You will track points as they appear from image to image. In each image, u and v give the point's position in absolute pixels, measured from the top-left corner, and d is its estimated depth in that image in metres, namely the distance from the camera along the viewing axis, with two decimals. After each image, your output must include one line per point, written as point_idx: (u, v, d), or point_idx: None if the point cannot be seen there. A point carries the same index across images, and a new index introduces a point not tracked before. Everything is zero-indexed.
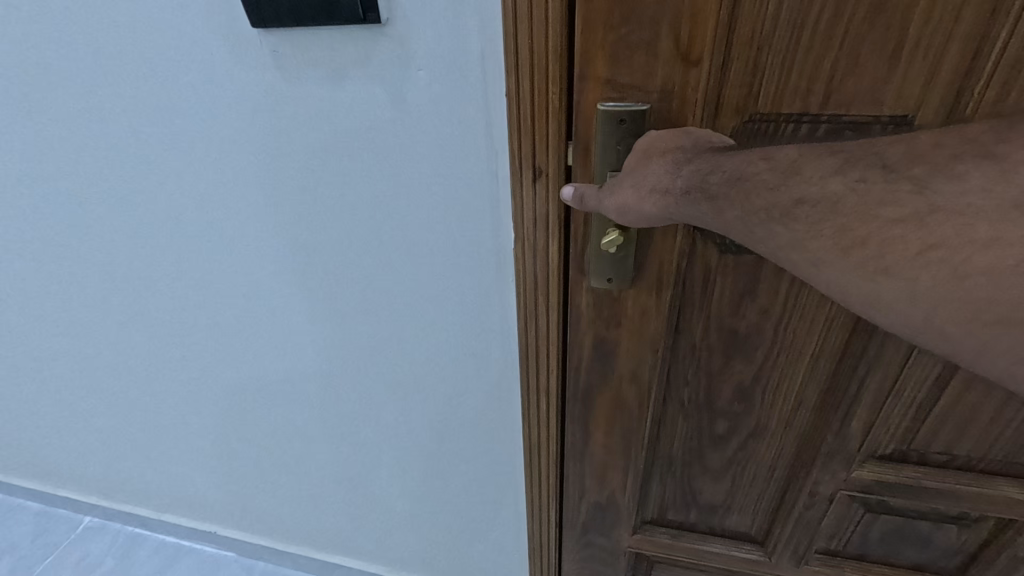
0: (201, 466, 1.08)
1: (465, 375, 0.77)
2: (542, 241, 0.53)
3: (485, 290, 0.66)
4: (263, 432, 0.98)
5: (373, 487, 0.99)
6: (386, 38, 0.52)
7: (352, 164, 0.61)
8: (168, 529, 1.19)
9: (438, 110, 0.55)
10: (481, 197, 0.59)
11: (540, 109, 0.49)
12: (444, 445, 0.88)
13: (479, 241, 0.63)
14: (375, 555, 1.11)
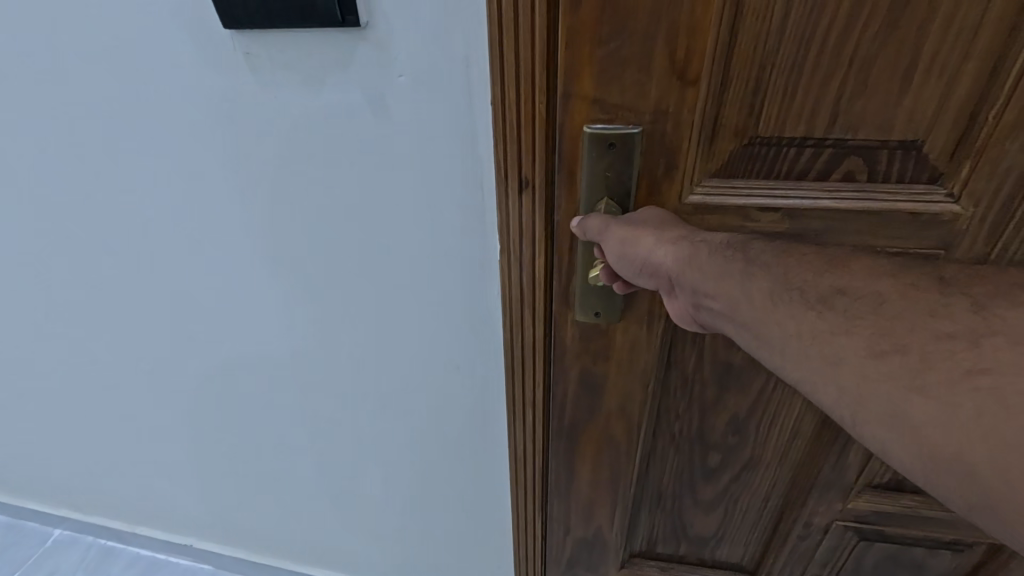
0: (176, 480, 1.04)
1: (449, 393, 0.74)
2: (526, 262, 0.50)
3: (470, 309, 0.63)
4: (241, 449, 0.95)
5: (355, 502, 0.97)
6: (366, 42, 0.48)
7: (329, 176, 0.57)
8: (143, 542, 1.16)
9: (420, 118, 0.51)
10: (465, 212, 0.56)
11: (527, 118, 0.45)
12: (429, 463, 0.85)
13: (463, 259, 0.60)
14: (358, 567, 1.09)
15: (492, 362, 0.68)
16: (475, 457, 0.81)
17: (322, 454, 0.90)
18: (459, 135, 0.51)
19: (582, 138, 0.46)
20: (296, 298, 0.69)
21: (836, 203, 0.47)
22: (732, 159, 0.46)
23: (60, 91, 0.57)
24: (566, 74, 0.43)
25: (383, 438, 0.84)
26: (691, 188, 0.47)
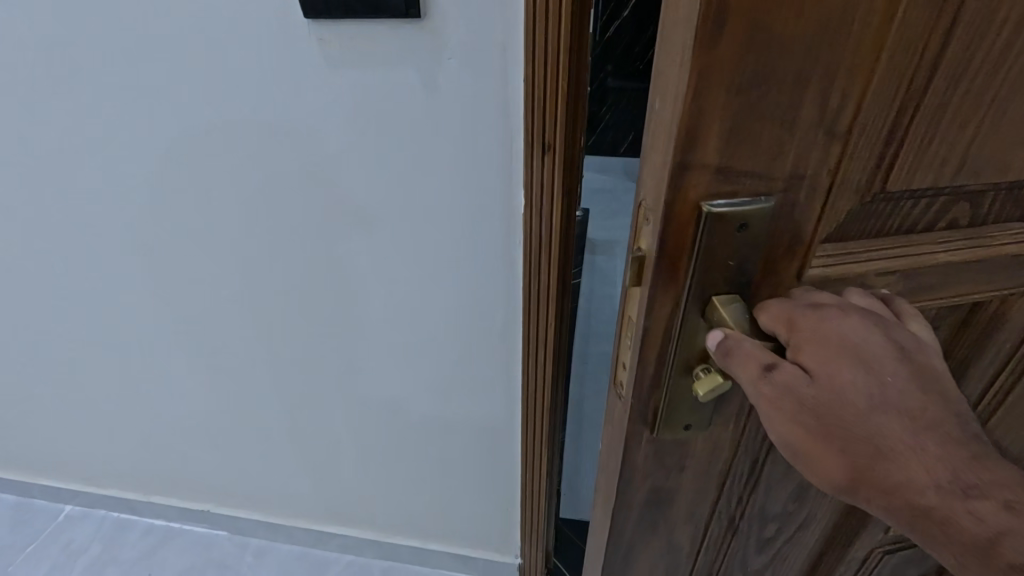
0: (192, 451, 1.07)
1: (467, 348, 0.77)
2: (547, 211, 0.58)
3: (495, 264, 0.67)
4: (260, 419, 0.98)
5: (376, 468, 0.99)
6: (427, 33, 0.52)
7: (364, 136, 0.60)
8: (156, 511, 1.18)
9: (467, 98, 0.55)
10: (491, 173, 0.59)
11: (550, 97, 0.50)
12: (448, 424, 0.88)
13: (486, 217, 0.63)
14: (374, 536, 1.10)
15: (511, 314, 0.72)
16: (487, 415, 0.85)
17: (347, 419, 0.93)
18: (492, 105, 0.55)
19: (695, 221, 0.32)
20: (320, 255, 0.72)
21: (955, 256, 0.38)
22: (847, 219, 0.35)
23: (126, 77, 0.62)
24: (687, 130, 0.30)
25: (404, 403, 0.87)
26: (809, 260, 0.36)
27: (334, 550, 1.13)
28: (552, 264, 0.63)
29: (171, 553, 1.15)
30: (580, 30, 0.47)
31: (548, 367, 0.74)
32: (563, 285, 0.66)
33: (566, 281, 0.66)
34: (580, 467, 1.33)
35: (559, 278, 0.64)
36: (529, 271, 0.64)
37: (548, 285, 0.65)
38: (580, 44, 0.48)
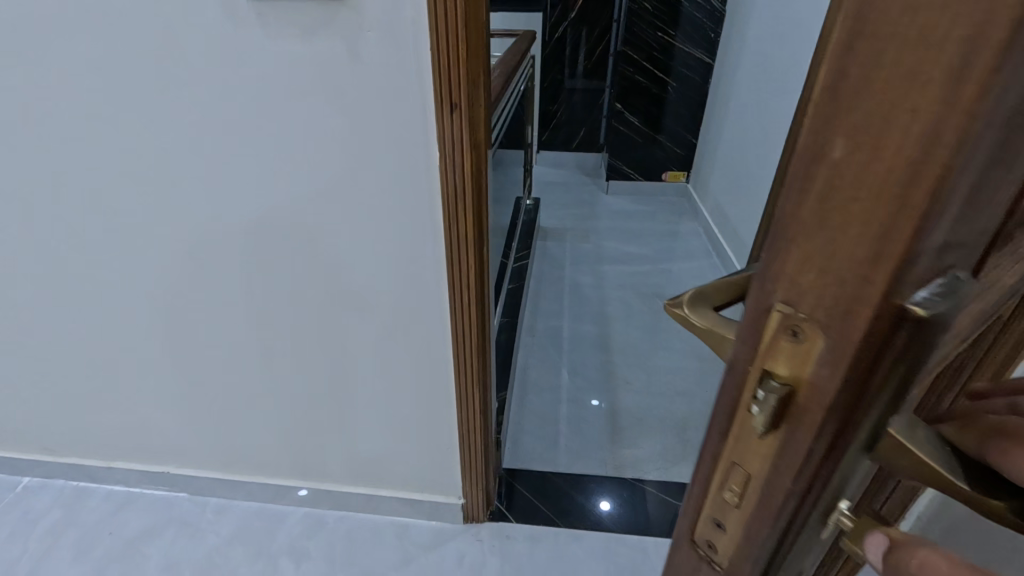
0: (151, 416, 1.12)
1: (402, 300, 0.87)
2: (461, 162, 0.70)
3: (419, 215, 0.77)
4: (214, 380, 1.04)
5: (325, 420, 1.07)
6: (346, 8, 0.62)
7: (301, 102, 0.69)
8: (116, 477, 1.23)
9: (386, 65, 0.65)
10: (414, 134, 0.69)
11: (454, 62, 0.63)
12: (390, 373, 0.97)
13: (411, 175, 0.73)
14: (327, 486, 1.18)
15: (437, 267, 0.82)
16: (424, 363, 0.95)
17: (297, 374, 1.01)
18: (409, 75, 0.65)
19: (902, 342, 0.21)
20: (265, 215, 0.80)
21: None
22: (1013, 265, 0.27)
23: (79, 52, 0.69)
24: (947, 194, 0.18)
25: (345, 353, 0.96)
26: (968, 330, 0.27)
27: (292, 504, 1.22)
28: (470, 210, 0.75)
29: (132, 514, 1.21)
30: (472, 8, 0.61)
31: (473, 309, 0.85)
32: (481, 229, 0.78)
33: (483, 225, 0.78)
34: (523, 424, 1.45)
35: (476, 223, 0.76)
36: (451, 219, 0.75)
37: (467, 231, 0.77)
38: (473, 20, 0.61)
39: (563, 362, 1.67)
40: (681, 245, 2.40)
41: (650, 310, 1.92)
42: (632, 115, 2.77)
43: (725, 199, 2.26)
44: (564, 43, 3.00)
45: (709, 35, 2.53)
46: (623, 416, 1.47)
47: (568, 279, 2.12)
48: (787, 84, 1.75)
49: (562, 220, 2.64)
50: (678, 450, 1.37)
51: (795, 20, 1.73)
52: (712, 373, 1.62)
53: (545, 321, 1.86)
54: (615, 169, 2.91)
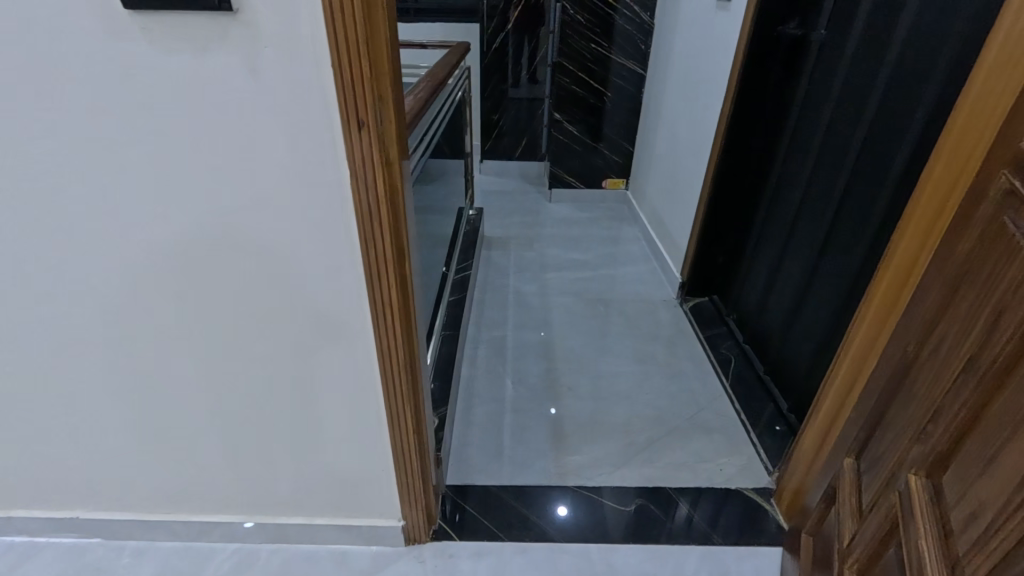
0: (53, 460, 1.03)
1: (322, 320, 0.83)
2: (372, 178, 0.68)
3: (333, 234, 0.74)
4: (125, 416, 0.97)
5: (251, 450, 1.02)
6: (238, 23, 0.59)
7: (198, 118, 0.65)
8: (17, 527, 1.12)
9: (283, 81, 0.62)
10: (322, 149, 0.67)
11: (358, 78, 0.62)
12: (317, 397, 0.94)
13: (322, 191, 0.70)
14: (257, 518, 1.12)
15: (357, 286, 0.79)
16: (351, 383, 0.92)
17: (216, 404, 0.95)
18: (311, 90, 0.63)
19: None
20: (170, 240, 0.76)
21: None
22: None
23: None
24: None
25: (266, 380, 0.92)
26: None
27: (220, 540, 1.14)
28: (386, 226, 0.73)
29: (37, 566, 1.10)
30: (373, 24, 0.60)
31: (398, 326, 0.83)
32: (400, 245, 0.77)
33: (401, 241, 0.77)
34: (467, 437, 1.43)
35: (394, 239, 0.75)
36: (367, 235, 0.73)
37: (386, 247, 0.75)
38: (374, 35, 0.60)
39: (507, 373, 1.66)
40: (621, 250, 2.46)
41: (592, 316, 1.95)
42: (572, 124, 2.82)
43: (661, 205, 2.34)
44: (504, 53, 3.02)
45: (641, 47, 2.61)
46: (567, 423, 1.48)
47: (512, 288, 2.13)
48: (711, 95, 1.83)
49: (506, 229, 2.65)
50: (620, 454, 1.39)
51: (716, 34, 1.81)
52: (652, 375, 1.66)
53: (489, 331, 1.86)
54: (557, 176, 2.96)
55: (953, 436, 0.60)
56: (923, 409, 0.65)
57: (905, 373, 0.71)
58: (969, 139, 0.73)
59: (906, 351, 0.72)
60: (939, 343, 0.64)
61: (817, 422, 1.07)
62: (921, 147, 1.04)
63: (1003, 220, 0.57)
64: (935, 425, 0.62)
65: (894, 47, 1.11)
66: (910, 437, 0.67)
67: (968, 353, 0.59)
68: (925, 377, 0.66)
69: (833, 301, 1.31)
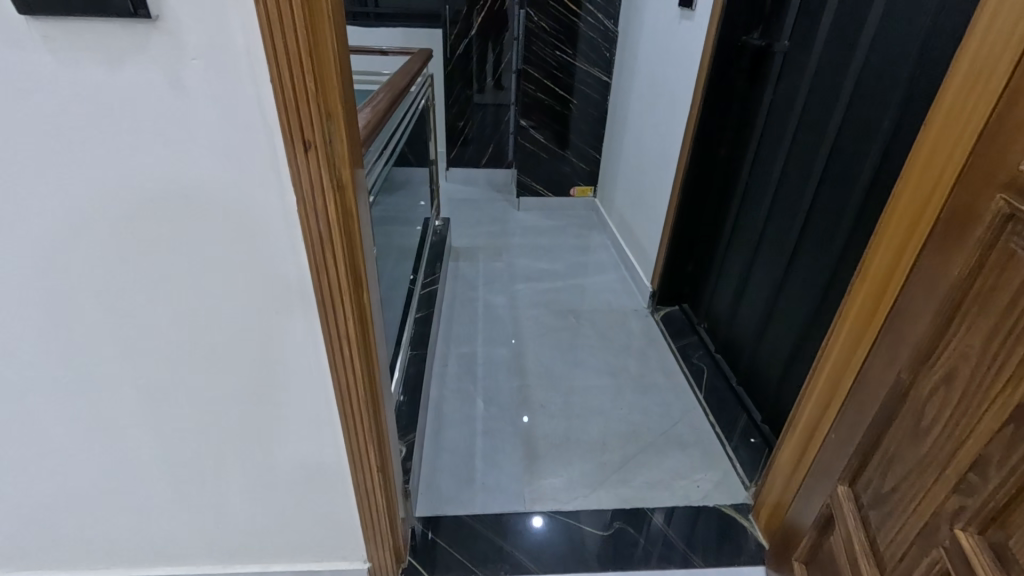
0: None
1: (272, 355, 0.76)
2: (322, 203, 0.62)
3: (279, 264, 0.67)
4: (46, 471, 0.86)
5: (196, 497, 0.93)
6: (158, 33, 0.52)
7: (116, 138, 0.57)
8: None
9: (213, 98, 0.55)
10: (264, 172, 0.60)
11: (303, 93, 0.55)
12: (269, 436, 0.86)
13: (266, 217, 0.63)
14: (205, 568, 1.02)
15: (310, 319, 0.72)
16: (306, 421, 0.84)
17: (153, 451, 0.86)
18: (248, 107, 0.56)
19: None
20: (91, 275, 0.67)
21: None
22: None
23: None
24: None
25: (210, 421, 0.83)
26: None
27: None
28: (341, 255, 0.66)
29: None
30: (317, 35, 0.53)
31: (357, 361, 0.76)
32: (358, 274, 0.71)
33: (359, 269, 0.71)
34: (437, 463, 1.36)
35: (350, 269, 0.68)
36: (320, 264, 0.66)
37: (342, 278, 0.68)
38: (319, 46, 0.54)
39: (477, 391, 1.60)
40: (590, 259, 2.43)
41: (563, 329, 1.92)
42: (538, 131, 2.79)
43: (629, 212, 2.33)
44: (468, 59, 2.97)
45: (605, 54, 2.61)
46: (540, 443, 1.44)
47: (480, 300, 2.07)
48: (677, 104, 1.83)
49: (474, 239, 2.60)
50: (596, 474, 1.35)
51: (680, 44, 1.81)
52: (625, 389, 1.64)
53: (459, 348, 1.79)
54: (524, 184, 2.93)
55: (1004, 488, 0.53)
56: (951, 451, 0.59)
57: (906, 407, 0.66)
58: (940, 155, 0.72)
59: (902, 382, 0.68)
60: (950, 377, 0.60)
61: (794, 439, 1.06)
62: (886, 159, 1.04)
63: (1013, 246, 0.54)
64: (981, 477, 0.55)
65: (857, 58, 1.11)
66: (937, 484, 0.61)
67: (1008, 394, 0.53)
68: (937, 412, 0.62)
69: (803, 312, 1.30)
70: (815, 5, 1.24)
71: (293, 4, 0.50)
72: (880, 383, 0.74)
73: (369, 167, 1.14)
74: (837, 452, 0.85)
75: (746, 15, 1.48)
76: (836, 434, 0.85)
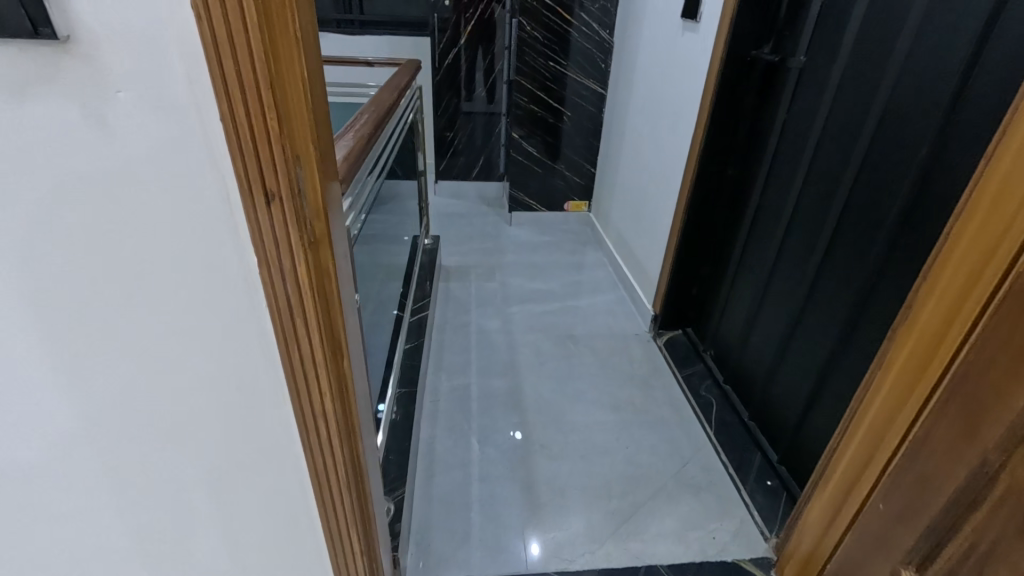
0: None
1: (232, 440, 0.62)
2: (290, 267, 0.50)
3: (244, 337, 0.54)
4: None
5: None
6: (72, 58, 0.40)
7: (18, 191, 0.44)
8: None
9: (152, 141, 0.43)
10: (216, 227, 0.48)
11: (262, 134, 0.43)
12: (239, 534, 0.71)
13: (222, 280, 0.51)
14: None
15: (279, 397, 0.60)
16: (278, 514, 0.71)
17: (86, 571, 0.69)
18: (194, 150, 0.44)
19: None
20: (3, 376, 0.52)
21: None
22: None
23: None
24: None
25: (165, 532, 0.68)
26: None
27: None
28: (315, 322, 0.54)
29: None
30: (279, 60, 0.42)
31: (336, 437, 0.64)
32: (337, 338, 0.59)
33: (338, 332, 0.59)
34: (429, 517, 1.24)
35: (324, 336, 0.56)
36: (288, 334, 0.54)
37: (317, 348, 0.56)
38: (282, 75, 0.42)
39: (472, 430, 1.48)
40: (587, 279, 2.33)
41: (563, 356, 1.81)
42: (531, 144, 2.69)
43: (628, 230, 2.24)
44: (458, 68, 2.86)
45: (600, 65, 2.52)
46: (542, 489, 1.32)
47: (473, 325, 1.96)
48: (681, 119, 1.74)
49: (465, 257, 2.48)
50: (603, 527, 1.24)
51: (683, 56, 1.72)
52: (630, 425, 1.52)
53: (451, 380, 1.67)
54: (517, 199, 2.82)
55: None
56: None
57: (1001, 497, 0.58)
58: (1011, 197, 0.62)
59: (990, 463, 0.59)
60: None
61: (827, 497, 0.96)
62: (926, 187, 0.95)
63: None
64: None
65: (889, 76, 1.02)
66: None
67: None
68: None
69: (825, 347, 1.21)
70: (836, 19, 1.15)
71: (248, 22, 0.39)
72: (955, 462, 0.65)
73: (354, 194, 1.02)
74: (898, 529, 0.75)
75: (757, 28, 1.39)
76: (895, 510, 0.76)
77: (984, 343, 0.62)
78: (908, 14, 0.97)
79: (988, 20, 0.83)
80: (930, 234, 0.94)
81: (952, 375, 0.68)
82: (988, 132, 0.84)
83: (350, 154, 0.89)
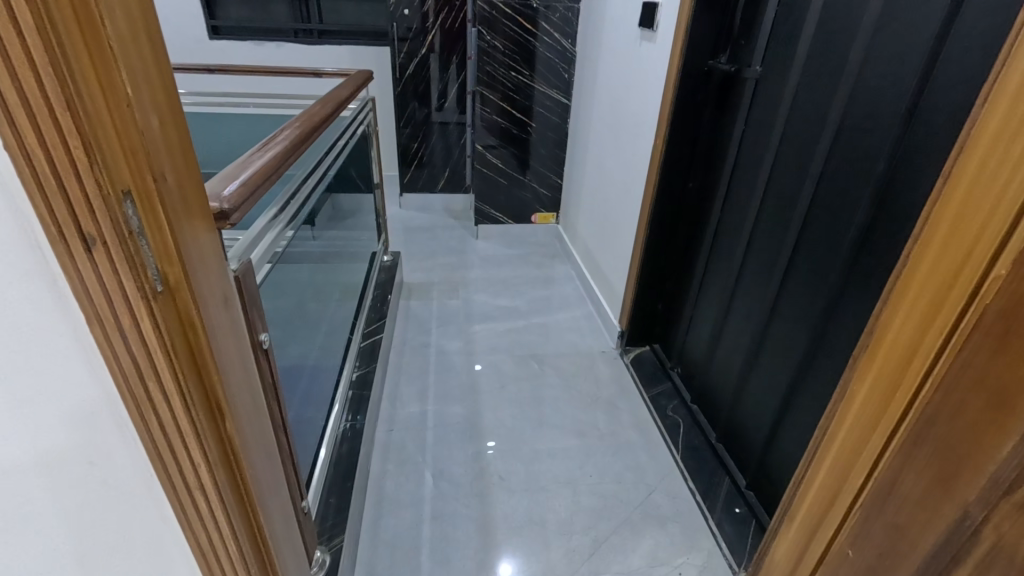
0: None
1: (93, 524, 0.51)
2: (129, 320, 0.41)
3: (87, 402, 0.45)
4: None
5: None
6: None
7: None
8: None
9: None
10: (30, 280, 0.39)
11: (66, 166, 0.34)
12: None
13: (52, 338, 0.41)
14: None
15: (143, 469, 0.50)
16: None
17: None
18: None
19: None
20: None
21: None
22: None
23: None
24: None
25: None
26: None
27: None
28: (175, 384, 0.45)
29: None
30: (83, 76, 0.33)
31: (219, 507, 0.54)
32: (213, 397, 0.50)
33: (214, 391, 0.50)
34: (374, 565, 1.14)
35: (189, 398, 0.47)
36: (141, 400, 0.45)
37: (180, 412, 0.47)
38: (86, 94, 0.34)
39: (426, 462, 1.39)
40: (554, 294, 2.26)
41: (525, 376, 1.73)
42: (496, 155, 2.62)
43: (594, 244, 2.18)
44: (420, 78, 2.79)
45: (564, 75, 2.47)
46: (498, 527, 1.23)
47: (434, 346, 1.87)
48: (641, 130, 1.69)
49: (428, 273, 2.39)
50: (564, 566, 1.15)
51: (641, 67, 1.68)
52: (595, 452, 1.45)
53: (405, 409, 1.57)
54: (482, 211, 2.75)
55: None
56: None
57: (988, 557, 0.51)
58: (972, 219, 0.57)
59: (973, 517, 0.53)
60: None
61: (793, 536, 0.89)
62: (885, 203, 0.90)
63: None
64: None
65: (843, 87, 0.98)
66: None
67: None
68: None
69: (789, 368, 1.16)
70: (788, 28, 1.12)
71: (20, 24, 0.30)
72: (930, 512, 0.58)
73: (276, 216, 0.92)
74: None
75: (712, 37, 1.35)
76: (869, 558, 0.69)
77: (954, 381, 0.56)
78: (860, 24, 0.93)
79: (942, 27, 0.79)
80: (890, 253, 0.89)
81: (918, 413, 0.61)
82: (946, 145, 0.80)
83: (270, 170, 0.80)
